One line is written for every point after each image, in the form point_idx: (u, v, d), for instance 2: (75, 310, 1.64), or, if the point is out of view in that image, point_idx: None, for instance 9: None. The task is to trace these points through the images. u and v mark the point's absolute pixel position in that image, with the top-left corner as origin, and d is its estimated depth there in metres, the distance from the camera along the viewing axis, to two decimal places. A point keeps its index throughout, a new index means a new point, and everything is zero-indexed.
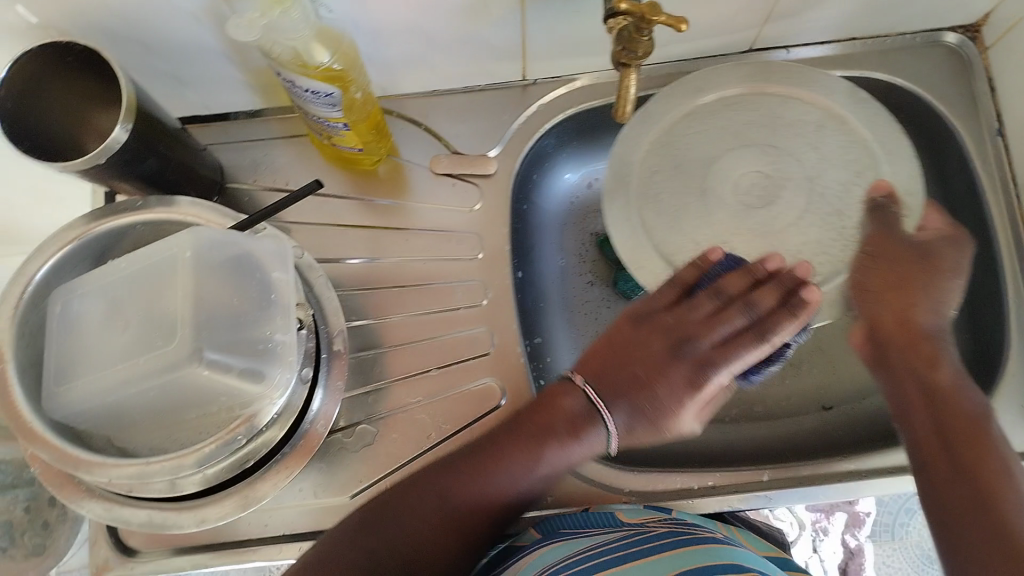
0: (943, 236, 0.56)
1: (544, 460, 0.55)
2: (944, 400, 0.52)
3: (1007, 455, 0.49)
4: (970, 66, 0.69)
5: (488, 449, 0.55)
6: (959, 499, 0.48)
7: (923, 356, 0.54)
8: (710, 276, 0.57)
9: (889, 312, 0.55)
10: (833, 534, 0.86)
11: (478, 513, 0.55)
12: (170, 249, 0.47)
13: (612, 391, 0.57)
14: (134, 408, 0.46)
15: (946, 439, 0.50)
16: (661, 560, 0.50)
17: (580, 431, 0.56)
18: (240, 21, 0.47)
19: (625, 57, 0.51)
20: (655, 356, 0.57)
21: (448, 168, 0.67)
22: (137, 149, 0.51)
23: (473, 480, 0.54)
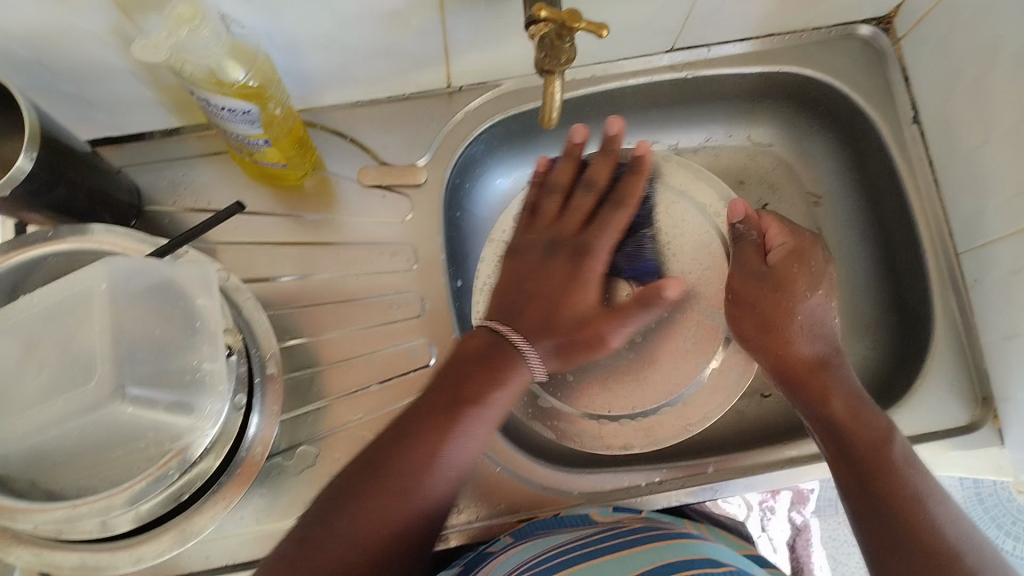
0: (787, 250, 0.60)
1: (472, 390, 0.52)
2: (840, 430, 0.53)
3: (917, 475, 0.50)
4: (884, 57, 0.71)
5: (408, 429, 0.50)
6: (883, 535, 0.49)
7: (812, 393, 0.55)
8: (574, 170, 0.63)
9: (775, 350, 0.58)
10: (780, 512, 0.87)
11: (413, 504, 0.48)
12: (84, 282, 0.45)
13: (524, 317, 0.56)
14: (56, 451, 0.44)
15: (857, 472, 0.51)
16: (636, 555, 0.50)
17: (498, 369, 0.53)
18: (146, 41, 0.45)
19: (547, 65, 0.50)
20: (539, 258, 0.59)
21: (376, 179, 0.66)
22: (45, 178, 0.49)
23: (404, 463, 0.49)
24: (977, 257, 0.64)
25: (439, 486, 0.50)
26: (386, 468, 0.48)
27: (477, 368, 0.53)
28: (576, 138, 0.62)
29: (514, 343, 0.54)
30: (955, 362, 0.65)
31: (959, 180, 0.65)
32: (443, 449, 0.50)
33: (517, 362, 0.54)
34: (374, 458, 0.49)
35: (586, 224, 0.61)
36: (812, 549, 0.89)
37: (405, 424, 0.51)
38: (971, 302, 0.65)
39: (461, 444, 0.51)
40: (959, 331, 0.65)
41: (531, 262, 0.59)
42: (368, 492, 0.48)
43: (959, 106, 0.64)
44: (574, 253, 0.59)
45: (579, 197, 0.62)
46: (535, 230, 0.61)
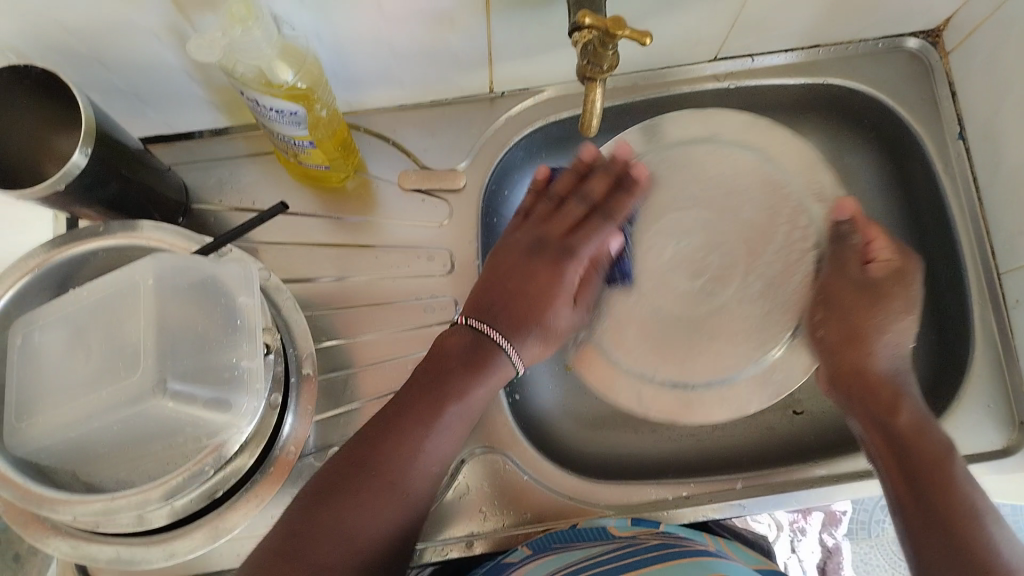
0: (890, 269, 0.60)
1: (451, 379, 0.55)
2: (904, 443, 0.54)
3: (972, 492, 0.51)
4: (933, 70, 0.70)
5: (388, 425, 0.53)
6: (939, 544, 0.49)
7: (883, 402, 0.57)
8: (575, 180, 0.63)
9: (843, 356, 0.59)
10: (811, 534, 0.86)
11: (398, 495, 0.51)
12: (130, 278, 0.45)
13: (501, 316, 0.59)
14: (97, 443, 0.45)
15: (913, 482, 0.52)
16: (652, 575, 0.49)
17: (480, 364, 0.56)
18: (201, 40, 0.45)
19: (589, 71, 0.51)
20: (521, 260, 0.61)
21: (417, 184, 0.66)
22: (98, 174, 0.50)
23: (394, 448, 0.52)
24: (1021, 276, 0.63)
25: (425, 478, 0.53)
26: (378, 449, 0.52)
27: (461, 365, 0.56)
28: (585, 155, 0.63)
29: (498, 338, 0.58)
30: (993, 384, 0.63)
31: (1006, 197, 0.64)
32: (434, 428, 0.54)
33: (497, 352, 0.58)
34: (366, 444, 0.52)
35: (569, 236, 0.62)
36: (843, 572, 0.87)
37: (397, 411, 0.54)
38: (1011, 321, 0.64)
39: (464, 407, 0.55)
40: (997, 351, 0.64)
41: (502, 276, 0.60)
42: (356, 478, 0.50)
43: (1008, 120, 0.62)
44: (558, 257, 0.61)
45: (570, 206, 0.62)
46: (549, 234, 0.62)
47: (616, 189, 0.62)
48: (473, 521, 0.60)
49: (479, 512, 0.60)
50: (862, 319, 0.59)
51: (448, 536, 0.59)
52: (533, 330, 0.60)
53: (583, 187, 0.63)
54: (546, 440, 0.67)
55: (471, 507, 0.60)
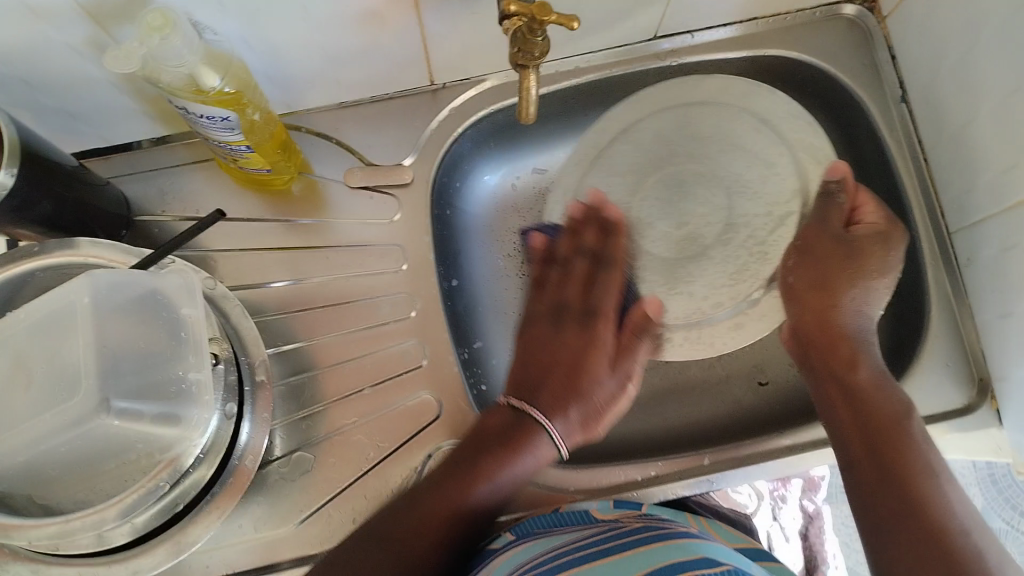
0: (875, 232, 0.59)
1: (489, 459, 0.54)
2: (861, 397, 0.54)
3: (926, 449, 0.52)
4: (871, 36, 0.70)
5: (453, 472, 0.54)
6: (891, 498, 0.50)
7: (843, 358, 0.57)
8: (568, 237, 0.63)
9: (818, 312, 0.58)
10: (792, 500, 0.87)
11: (420, 562, 0.51)
12: (66, 296, 0.45)
13: (543, 393, 0.57)
14: (47, 466, 0.44)
15: (868, 441, 0.52)
16: (637, 557, 0.50)
17: (519, 443, 0.55)
18: (117, 52, 0.45)
19: (521, 58, 0.50)
20: (546, 329, 0.61)
21: (363, 180, 0.66)
22: (29, 193, 0.49)
23: (417, 527, 0.52)
24: (970, 235, 0.63)
25: (445, 550, 0.53)
26: (405, 527, 0.52)
27: (514, 439, 0.55)
28: (569, 212, 0.64)
29: (537, 414, 0.56)
30: (949, 343, 0.64)
31: (948, 157, 0.64)
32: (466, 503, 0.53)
33: (540, 432, 0.56)
34: (388, 518, 0.52)
35: (587, 292, 0.61)
36: (824, 537, 0.88)
37: (458, 457, 0.55)
38: (964, 280, 0.65)
39: (503, 480, 0.54)
40: (952, 311, 0.65)
41: (540, 365, 0.59)
42: (380, 547, 0.51)
43: (945, 81, 0.63)
44: (581, 320, 0.60)
45: (575, 262, 0.62)
46: (569, 294, 0.61)
47: (603, 234, 0.62)
48: None
49: None
50: (834, 271, 0.58)
51: None
52: (574, 404, 0.57)
53: (597, 250, 0.61)
54: None
55: None
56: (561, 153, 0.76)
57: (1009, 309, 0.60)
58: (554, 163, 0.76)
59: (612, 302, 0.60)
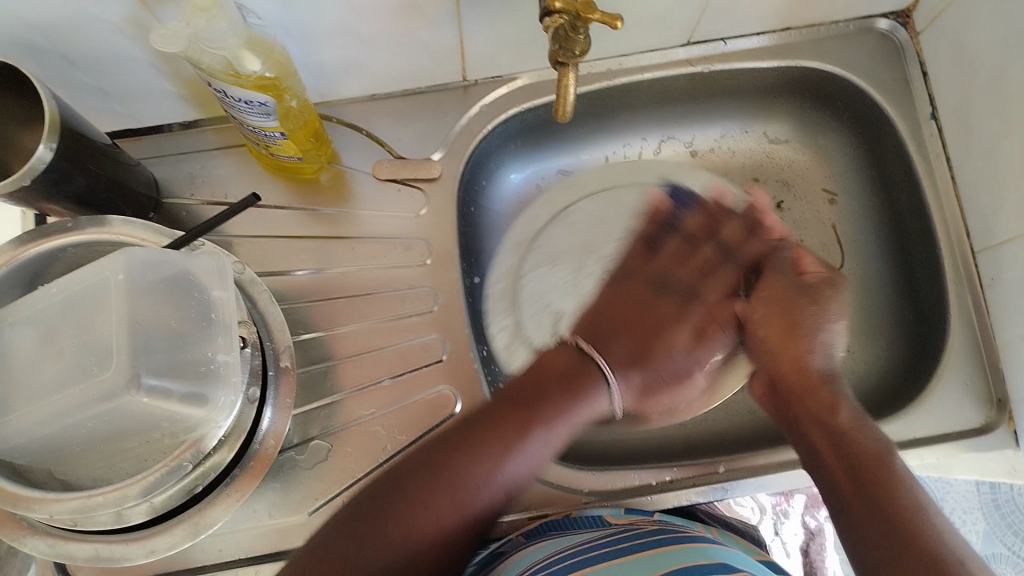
0: (824, 277, 0.60)
1: (548, 402, 0.51)
2: (846, 441, 0.51)
3: (919, 492, 0.48)
4: (904, 51, 0.70)
5: (484, 425, 0.50)
6: (889, 543, 0.45)
7: (821, 401, 0.54)
8: (705, 223, 0.65)
9: (784, 355, 0.57)
10: (794, 517, 0.85)
11: (467, 505, 0.48)
12: (99, 272, 0.45)
13: (618, 343, 0.56)
14: (72, 441, 0.44)
15: (857, 480, 0.49)
16: (651, 557, 0.50)
17: (580, 388, 0.52)
18: (165, 31, 0.45)
19: (562, 56, 0.50)
20: (645, 295, 0.60)
21: (392, 174, 0.66)
22: (65, 169, 0.49)
23: (466, 463, 0.48)
24: (995, 255, 0.63)
25: (494, 499, 0.49)
26: (454, 458, 0.49)
27: (560, 387, 0.52)
28: (704, 195, 0.66)
29: (603, 365, 0.54)
30: (970, 360, 0.64)
31: (976, 174, 0.64)
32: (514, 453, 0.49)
33: (596, 380, 0.53)
34: (432, 458, 0.49)
35: (699, 278, 0.62)
36: (825, 554, 0.88)
37: (484, 414, 0.51)
38: (985, 299, 0.64)
39: (556, 433, 0.51)
40: (973, 327, 0.64)
41: (624, 311, 0.58)
42: (421, 500, 0.47)
43: (978, 98, 0.63)
44: (680, 297, 0.60)
45: (701, 247, 0.63)
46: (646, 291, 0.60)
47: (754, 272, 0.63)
48: None
49: None
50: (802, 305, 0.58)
51: None
52: (654, 373, 0.56)
53: (733, 287, 0.62)
54: None
55: None
56: (583, 154, 0.76)
57: None
58: (579, 164, 0.77)
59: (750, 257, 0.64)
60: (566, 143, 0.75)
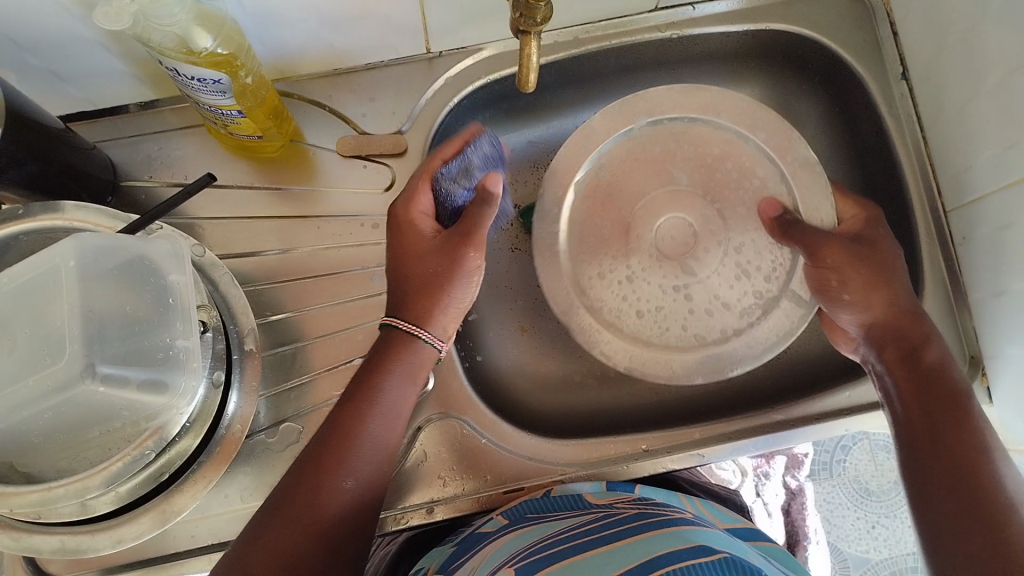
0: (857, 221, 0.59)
1: (382, 385, 0.54)
2: (930, 383, 0.53)
3: (987, 438, 0.50)
4: (874, 11, 0.69)
5: (340, 418, 0.52)
6: (951, 493, 0.49)
7: (912, 338, 0.55)
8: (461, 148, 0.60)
9: (877, 305, 0.56)
10: (775, 477, 0.89)
11: (332, 497, 0.50)
12: (49, 260, 0.43)
13: (404, 311, 0.56)
14: (31, 435, 0.43)
15: (932, 423, 0.51)
16: (638, 543, 0.49)
17: (395, 355, 0.55)
18: (107, 7, 0.43)
19: (523, 24, 0.49)
20: (417, 245, 0.57)
21: (355, 150, 0.64)
22: (14, 155, 0.48)
23: (333, 462, 0.50)
24: (966, 214, 0.63)
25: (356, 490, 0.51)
26: (318, 460, 0.50)
27: (384, 349, 0.56)
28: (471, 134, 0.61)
29: (399, 323, 0.56)
30: (947, 322, 0.64)
31: (947, 135, 0.64)
32: (363, 440, 0.52)
33: (415, 343, 0.56)
34: (314, 457, 0.51)
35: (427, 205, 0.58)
36: (807, 513, 0.90)
37: (338, 410, 0.53)
38: (958, 258, 0.64)
39: (390, 406, 0.54)
40: (946, 287, 0.64)
41: (405, 250, 0.57)
42: (306, 483, 0.49)
43: (948, 58, 0.62)
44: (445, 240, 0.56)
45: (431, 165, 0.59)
46: (408, 244, 0.57)
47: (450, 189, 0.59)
48: (434, 487, 0.59)
49: (440, 479, 0.60)
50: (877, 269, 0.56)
51: (409, 504, 0.59)
52: (421, 297, 0.56)
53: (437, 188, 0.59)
54: (501, 401, 0.67)
55: (432, 473, 0.60)
56: (552, 123, 0.75)
57: (1003, 287, 0.60)
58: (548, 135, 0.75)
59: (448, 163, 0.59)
60: (534, 114, 0.74)
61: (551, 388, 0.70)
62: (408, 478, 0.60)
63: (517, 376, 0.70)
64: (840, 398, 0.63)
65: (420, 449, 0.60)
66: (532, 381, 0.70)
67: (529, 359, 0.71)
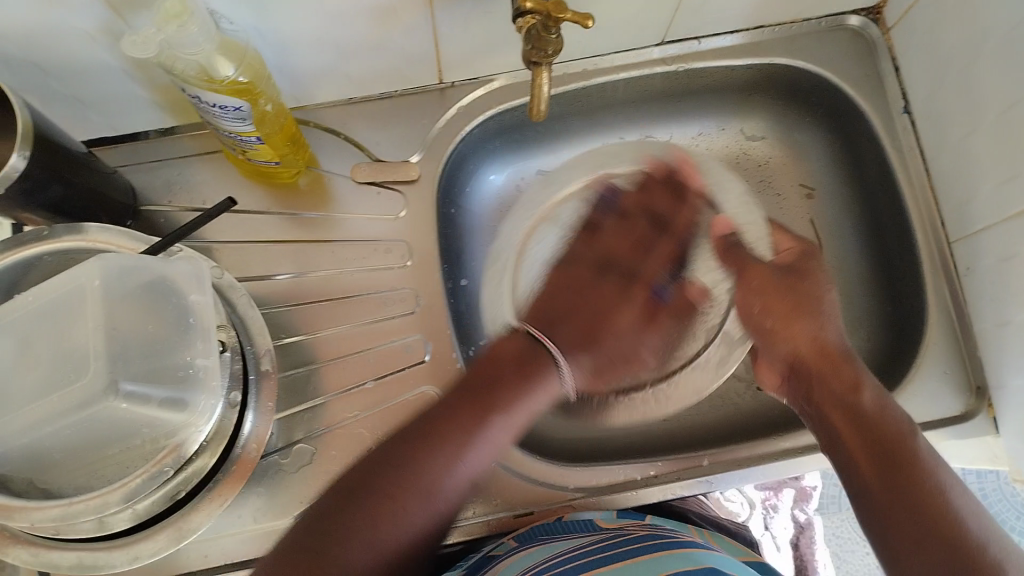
0: (794, 252, 0.62)
1: (498, 387, 0.52)
2: (866, 419, 0.53)
3: (936, 470, 0.49)
4: (875, 46, 0.71)
5: (442, 420, 0.50)
6: (912, 529, 0.47)
7: (844, 379, 0.55)
8: (640, 204, 0.65)
9: (804, 340, 0.58)
10: (783, 511, 0.89)
11: (420, 503, 0.47)
12: (77, 279, 0.45)
13: (562, 334, 0.57)
14: (52, 450, 0.44)
15: (880, 461, 0.50)
16: (652, 565, 0.50)
17: (533, 372, 0.54)
18: (135, 37, 0.45)
19: (534, 56, 0.50)
20: (589, 274, 0.62)
21: (369, 176, 0.66)
22: (40, 177, 0.49)
23: (428, 464, 0.48)
24: (970, 244, 0.64)
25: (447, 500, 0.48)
26: (384, 473, 0.47)
27: (497, 386, 0.52)
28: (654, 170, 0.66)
29: (554, 349, 0.56)
30: (951, 351, 0.65)
31: (949, 166, 0.65)
32: (463, 450, 0.49)
33: (548, 365, 0.55)
34: (399, 454, 0.48)
35: (637, 260, 0.63)
36: (816, 547, 0.90)
37: (440, 411, 0.51)
38: (962, 288, 0.65)
39: (518, 415, 0.52)
40: (952, 317, 0.65)
41: (579, 291, 0.61)
42: (365, 496, 0.46)
43: (948, 91, 0.63)
44: (623, 279, 0.62)
45: (640, 223, 0.65)
46: (619, 248, 0.63)
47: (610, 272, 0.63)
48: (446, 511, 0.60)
49: None
50: (802, 297, 0.59)
51: None
52: (586, 349, 0.58)
53: (653, 211, 0.65)
54: None
55: None
56: (560, 153, 0.77)
57: (1007, 316, 0.61)
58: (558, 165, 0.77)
59: (675, 219, 0.65)
60: (543, 145, 0.75)
61: None
62: None
63: None
64: None
65: None
66: None
67: None
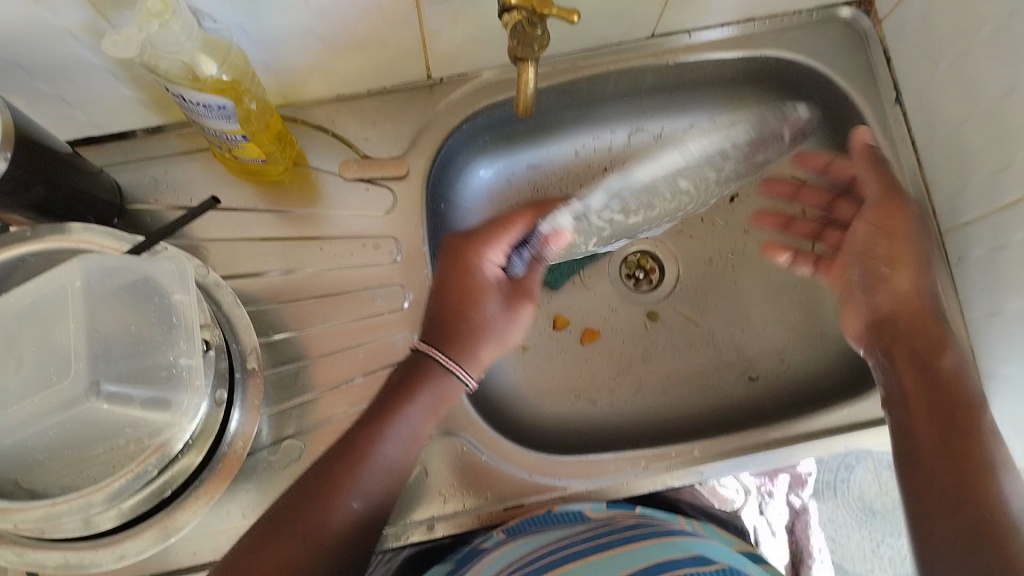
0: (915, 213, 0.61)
1: (375, 421, 0.55)
2: (943, 384, 0.54)
3: (995, 442, 0.51)
4: (867, 38, 0.70)
5: (331, 458, 0.53)
6: (948, 494, 0.49)
7: (929, 342, 0.57)
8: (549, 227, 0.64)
9: (899, 291, 0.59)
10: (779, 496, 0.87)
11: (313, 534, 0.51)
12: (55, 281, 0.45)
13: (447, 344, 0.59)
14: (35, 452, 0.44)
15: (942, 423, 0.52)
16: (636, 555, 0.51)
17: (418, 392, 0.57)
18: (116, 36, 0.45)
19: (520, 52, 0.50)
20: (476, 273, 0.61)
21: (358, 173, 0.66)
22: (24, 178, 0.49)
23: (313, 501, 0.51)
24: (960, 234, 0.64)
25: (342, 525, 0.52)
26: (292, 510, 0.51)
27: (416, 371, 0.58)
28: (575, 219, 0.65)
29: (442, 362, 0.58)
30: None
31: (940, 159, 0.65)
32: (355, 476, 0.53)
33: (434, 379, 0.58)
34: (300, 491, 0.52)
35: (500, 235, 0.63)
36: (811, 532, 0.89)
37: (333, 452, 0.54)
38: (954, 280, 0.65)
39: (391, 449, 0.55)
40: (942, 307, 0.65)
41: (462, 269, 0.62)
42: (280, 524, 0.50)
43: (939, 84, 0.63)
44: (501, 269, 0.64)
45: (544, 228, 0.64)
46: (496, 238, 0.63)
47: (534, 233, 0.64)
48: (435, 504, 0.60)
49: (441, 495, 0.60)
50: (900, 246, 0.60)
51: (411, 520, 0.59)
52: (470, 351, 0.60)
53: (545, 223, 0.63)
54: (501, 418, 0.68)
55: (432, 489, 0.60)
56: (551, 147, 0.76)
57: (998, 308, 0.61)
58: (549, 159, 0.77)
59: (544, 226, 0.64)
60: (533, 138, 0.75)
61: (552, 405, 0.71)
62: (412, 492, 0.60)
63: (517, 396, 0.71)
64: (839, 418, 0.64)
65: (422, 464, 0.61)
66: (532, 398, 0.71)
67: (529, 379, 0.72)
